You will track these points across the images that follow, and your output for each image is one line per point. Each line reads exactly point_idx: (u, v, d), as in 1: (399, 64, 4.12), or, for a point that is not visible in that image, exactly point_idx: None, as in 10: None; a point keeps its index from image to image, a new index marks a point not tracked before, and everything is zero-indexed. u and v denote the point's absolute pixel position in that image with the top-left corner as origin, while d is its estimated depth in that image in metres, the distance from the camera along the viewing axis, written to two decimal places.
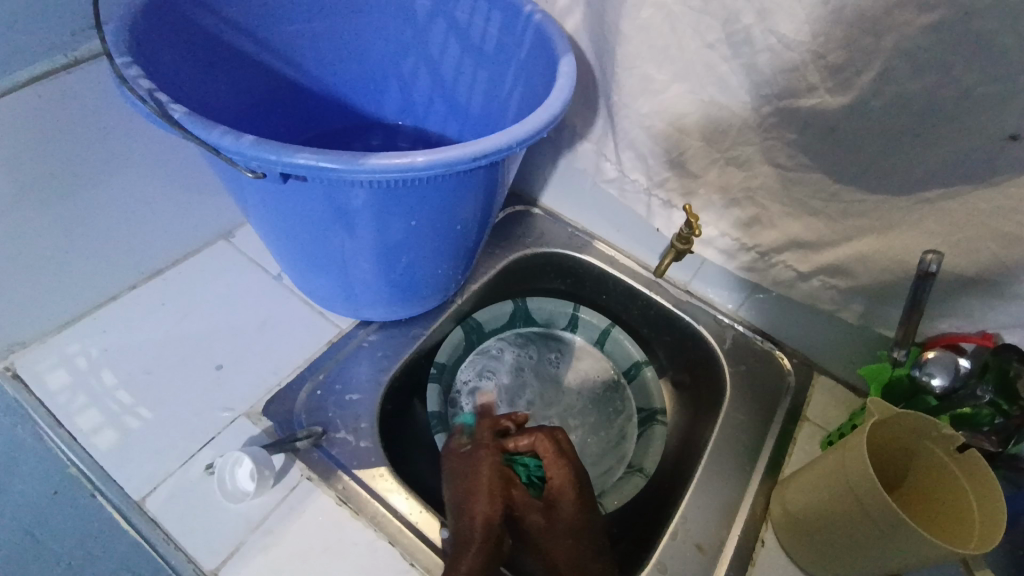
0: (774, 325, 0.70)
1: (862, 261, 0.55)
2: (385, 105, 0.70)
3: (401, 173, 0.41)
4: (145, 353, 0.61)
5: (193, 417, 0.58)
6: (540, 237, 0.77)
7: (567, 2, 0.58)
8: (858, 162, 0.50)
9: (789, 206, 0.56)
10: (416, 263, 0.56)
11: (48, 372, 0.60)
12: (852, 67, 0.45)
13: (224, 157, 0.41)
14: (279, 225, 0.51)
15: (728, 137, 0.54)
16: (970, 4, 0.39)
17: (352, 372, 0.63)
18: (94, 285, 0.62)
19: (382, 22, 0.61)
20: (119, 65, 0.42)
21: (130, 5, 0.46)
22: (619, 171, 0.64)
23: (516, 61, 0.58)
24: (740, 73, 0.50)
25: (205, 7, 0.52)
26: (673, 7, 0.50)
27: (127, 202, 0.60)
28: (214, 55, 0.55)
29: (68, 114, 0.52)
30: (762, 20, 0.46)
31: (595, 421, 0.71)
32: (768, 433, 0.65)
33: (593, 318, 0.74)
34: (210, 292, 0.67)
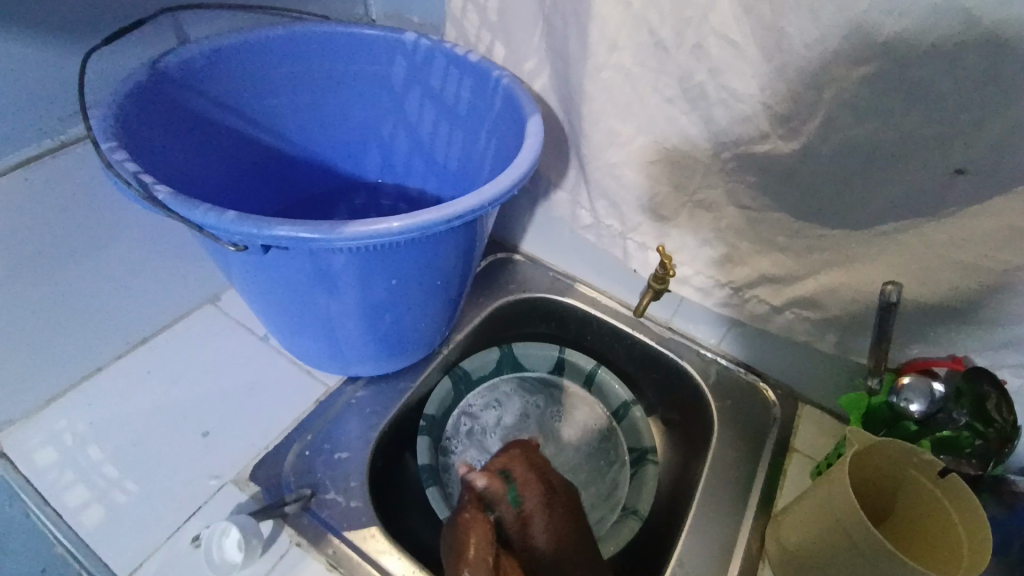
0: (758, 357, 0.71)
1: (831, 293, 0.57)
2: (367, 166, 0.73)
3: (380, 238, 0.43)
4: (132, 424, 0.61)
5: (180, 487, 0.57)
6: (524, 284, 0.78)
7: (534, 64, 0.62)
8: (817, 201, 0.53)
9: (757, 244, 0.59)
10: (401, 319, 0.57)
11: (33, 449, 0.59)
12: (799, 116, 0.48)
13: (207, 234, 0.42)
14: (264, 291, 0.52)
15: (693, 183, 0.57)
16: (901, 56, 0.42)
17: (342, 431, 0.62)
18: (80, 359, 0.62)
19: (361, 91, 0.65)
20: (106, 151, 0.44)
21: (117, 92, 0.49)
22: (594, 218, 0.67)
23: (488, 121, 0.62)
24: (699, 123, 0.53)
25: (191, 89, 0.55)
26: (631, 67, 0.53)
27: (114, 274, 0.61)
28: (198, 132, 0.57)
29: (56, 193, 0.53)
30: (714, 76, 0.50)
31: (588, 475, 0.71)
32: (759, 467, 0.65)
33: (578, 359, 0.75)
34: (198, 357, 0.67)
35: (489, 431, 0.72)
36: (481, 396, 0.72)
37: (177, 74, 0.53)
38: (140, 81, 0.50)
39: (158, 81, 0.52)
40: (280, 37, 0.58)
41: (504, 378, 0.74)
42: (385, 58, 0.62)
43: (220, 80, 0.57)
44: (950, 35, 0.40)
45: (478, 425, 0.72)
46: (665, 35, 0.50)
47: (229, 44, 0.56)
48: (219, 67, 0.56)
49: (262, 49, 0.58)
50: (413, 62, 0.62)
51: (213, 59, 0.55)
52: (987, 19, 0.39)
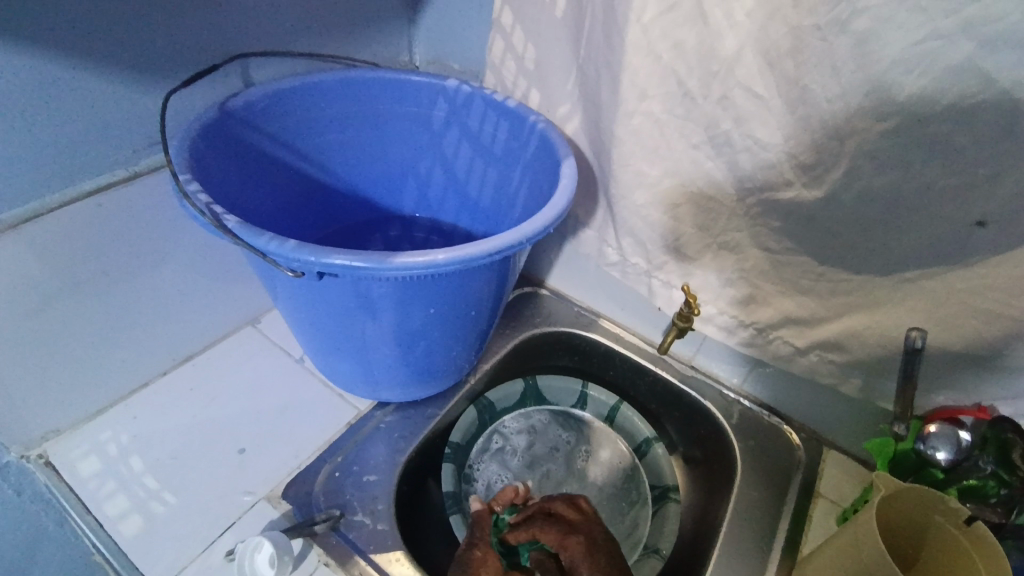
0: (781, 399, 0.72)
1: (855, 336, 0.58)
2: (404, 200, 0.77)
3: (424, 269, 0.46)
4: (173, 438, 0.64)
5: (214, 501, 0.59)
6: (549, 317, 0.81)
7: (567, 109, 0.66)
8: (840, 246, 0.54)
9: (781, 286, 0.60)
10: (434, 346, 0.59)
11: (80, 458, 0.62)
12: (822, 165, 0.51)
13: (268, 259, 0.45)
14: (310, 314, 0.55)
15: (718, 225, 0.60)
16: (920, 113, 0.44)
17: (370, 454, 0.64)
18: (128, 373, 0.66)
19: (404, 130, 0.69)
20: (181, 181, 0.48)
21: (191, 128, 0.53)
22: (620, 256, 0.69)
23: (522, 161, 0.65)
24: (724, 169, 0.56)
25: (252, 126, 0.59)
26: (661, 115, 0.56)
27: (167, 294, 0.65)
28: (257, 165, 0.62)
29: (124, 218, 0.58)
30: (739, 126, 0.53)
31: (607, 516, 0.70)
32: (782, 510, 0.65)
33: (601, 394, 0.77)
34: (237, 376, 0.70)
35: (520, 454, 0.73)
36: (509, 425, 0.74)
37: (242, 113, 0.58)
38: (210, 119, 0.55)
39: (225, 119, 0.56)
40: (334, 81, 0.63)
41: (522, 412, 0.75)
42: (428, 101, 0.66)
43: (279, 119, 0.62)
44: (968, 94, 0.42)
45: (509, 447, 0.74)
46: (693, 87, 0.53)
47: (288, 87, 0.61)
48: (280, 107, 0.61)
49: (318, 92, 0.63)
50: (455, 105, 0.66)
51: (275, 100, 0.60)
52: (1003, 80, 0.41)
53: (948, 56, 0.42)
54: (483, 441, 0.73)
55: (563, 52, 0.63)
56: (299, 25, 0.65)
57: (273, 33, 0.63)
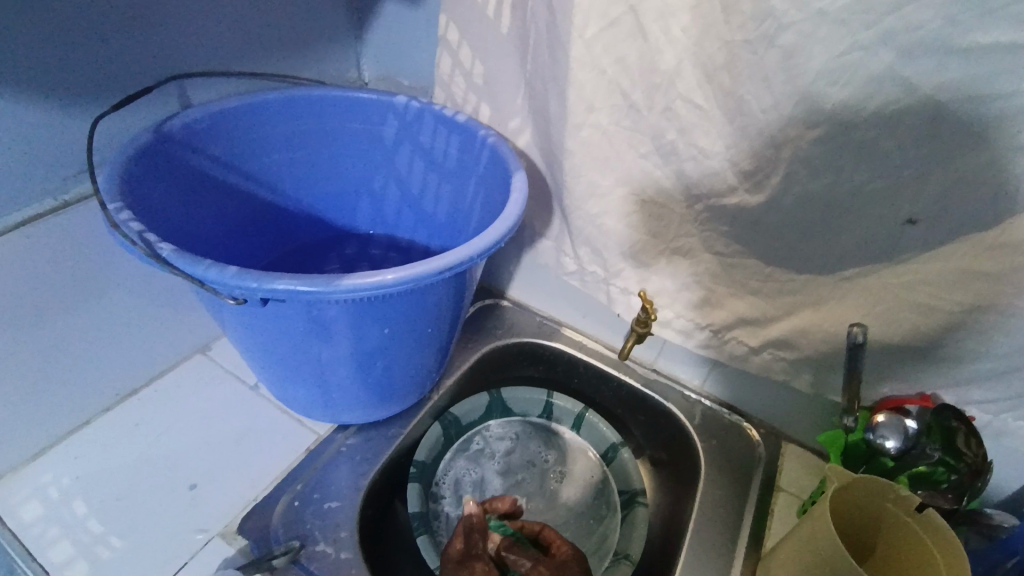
0: (740, 398, 0.73)
1: (804, 334, 0.60)
2: (358, 217, 0.75)
3: (373, 290, 0.45)
4: (119, 476, 0.60)
5: (166, 541, 0.56)
6: (511, 328, 0.81)
7: (517, 122, 0.66)
8: (785, 248, 0.56)
9: (732, 288, 0.62)
10: (392, 365, 0.58)
11: (20, 504, 0.58)
12: (762, 171, 0.52)
13: (208, 288, 0.44)
14: (259, 340, 0.54)
15: (670, 231, 0.61)
16: (848, 119, 0.46)
17: (331, 479, 0.62)
18: (69, 411, 0.62)
19: (353, 147, 0.68)
20: (112, 211, 0.46)
21: (124, 154, 0.51)
22: (577, 265, 0.70)
23: (475, 175, 0.65)
24: (672, 177, 0.57)
25: (191, 149, 0.57)
26: (608, 126, 0.57)
27: (109, 326, 0.62)
28: (198, 188, 0.60)
29: (56, 248, 0.54)
30: (683, 134, 0.54)
31: (571, 534, 0.70)
32: (747, 507, 0.66)
33: (566, 403, 0.76)
34: (188, 407, 0.67)
35: (497, 458, 0.74)
36: (485, 435, 0.74)
37: (180, 136, 0.56)
38: (145, 143, 0.53)
39: (161, 143, 0.54)
40: (278, 100, 0.61)
41: (497, 420, 0.75)
42: (377, 118, 0.66)
43: (221, 140, 0.60)
44: (892, 101, 0.44)
45: (489, 450, 0.74)
46: (637, 98, 0.54)
47: (229, 108, 0.59)
48: (221, 128, 0.59)
49: (261, 112, 0.61)
50: (404, 121, 0.66)
51: (214, 121, 0.58)
52: (925, 86, 0.43)
53: (871, 65, 0.44)
54: (463, 442, 0.73)
55: (511, 66, 0.63)
56: (240, 45, 0.64)
57: (212, 54, 0.62)
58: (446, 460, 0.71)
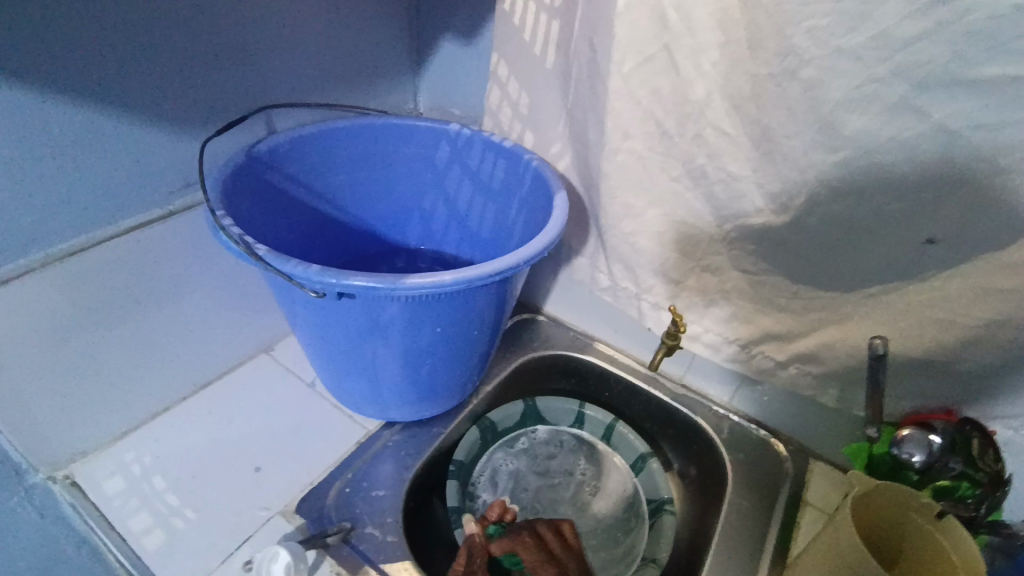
0: (769, 414, 0.75)
1: (829, 348, 0.63)
2: (408, 233, 0.82)
3: (433, 289, 0.51)
4: (193, 457, 0.67)
5: (233, 515, 0.62)
6: (546, 341, 0.85)
7: (558, 148, 0.73)
8: (809, 265, 0.60)
9: (759, 304, 0.66)
10: (439, 364, 0.64)
11: (104, 478, 0.65)
12: (788, 194, 0.56)
13: (294, 282, 0.50)
14: (326, 335, 0.60)
15: (699, 250, 0.66)
16: (867, 146, 0.51)
17: (377, 471, 0.67)
18: (149, 398, 0.69)
19: (410, 169, 0.76)
20: (217, 216, 0.53)
21: (223, 170, 0.59)
22: (611, 281, 0.75)
23: (519, 195, 0.72)
24: (702, 199, 0.62)
25: (274, 169, 0.66)
26: (642, 152, 0.63)
27: (191, 322, 0.70)
28: (277, 202, 0.68)
29: (156, 251, 0.63)
30: (713, 160, 0.59)
31: (598, 542, 0.72)
32: (772, 518, 0.68)
33: (597, 414, 0.79)
34: (251, 399, 0.74)
35: (539, 460, 0.78)
36: (528, 438, 0.78)
37: (266, 157, 0.64)
38: (240, 162, 0.61)
39: (251, 162, 0.63)
40: (348, 128, 0.70)
41: (544, 426, 0.79)
42: (432, 143, 0.73)
43: (298, 161, 0.68)
44: (907, 129, 0.49)
45: (532, 452, 0.78)
46: (670, 126, 0.60)
47: (307, 133, 0.67)
48: (299, 151, 0.67)
49: (333, 137, 0.69)
50: (457, 147, 0.73)
51: (295, 145, 0.66)
52: (936, 115, 0.47)
53: (886, 96, 0.48)
54: (512, 438, 0.78)
55: (554, 98, 0.70)
56: (316, 80, 0.73)
57: (294, 87, 0.71)
58: (484, 459, 0.75)
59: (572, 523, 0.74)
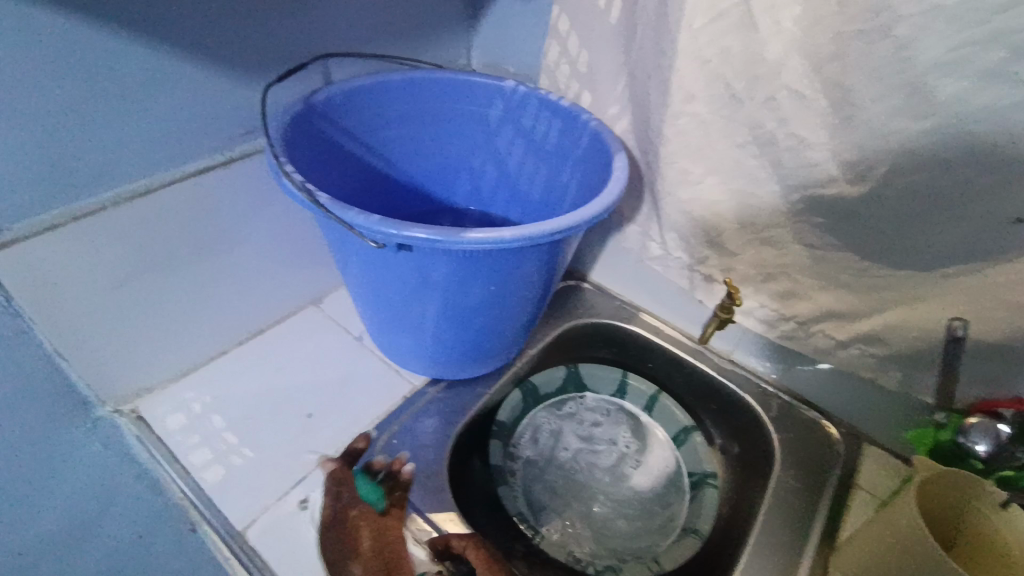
0: (819, 395, 0.73)
1: (895, 330, 0.60)
2: (457, 194, 0.82)
3: (492, 245, 0.50)
4: (248, 400, 0.69)
5: (287, 457, 0.65)
6: (590, 308, 0.84)
7: (616, 110, 0.70)
8: (880, 240, 0.57)
9: (821, 280, 0.63)
10: (487, 324, 0.64)
11: (168, 414, 0.68)
12: (866, 162, 0.53)
13: (355, 231, 0.50)
14: (379, 289, 0.60)
15: (760, 222, 0.62)
16: (961, 114, 0.47)
17: (422, 425, 0.69)
18: (206, 342, 0.72)
19: (462, 127, 0.75)
20: (280, 164, 0.54)
21: (283, 119, 0.59)
22: (663, 250, 0.73)
23: (574, 157, 0.70)
24: (768, 167, 0.59)
25: (330, 121, 0.65)
26: (706, 115, 0.59)
27: (247, 270, 0.71)
28: (334, 155, 0.68)
29: (220, 197, 0.64)
30: (784, 125, 0.55)
31: (634, 513, 0.71)
32: (820, 498, 0.66)
33: (640, 383, 0.79)
34: (301, 349, 0.76)
35: (583, 425, 0.78)
36: (574, 403, 0.79)
37: (323, 108, 0.64)
38: (299, 111, 0.61)
39: (310, 112, 0.62)
40: (403, 81, 0.68)
41: (596, 395, 0.80)
42: (486, 100, 0.72)
43: (355, 114, 0.67)
44: (1007, 96, 0.45)
45: (579, 416, 0.78)
46: (739, 89, 0.56)
47: (363, 85, 0.66)
48: (356, 104, 0.67)
49: (389, 90, 0.68)
50: (511, 105, 0.71)
51: (351, 97, 0.66)
52: None
53: (985, 61, 0.44)
54: (558, 402, 0.78)
55: (615, 56, 0.67)
56: (373, 33, 0.72)
57: (352, 40, 0.70)
58: (526, 421, 0.76)
59: (610, 490, 0.73)
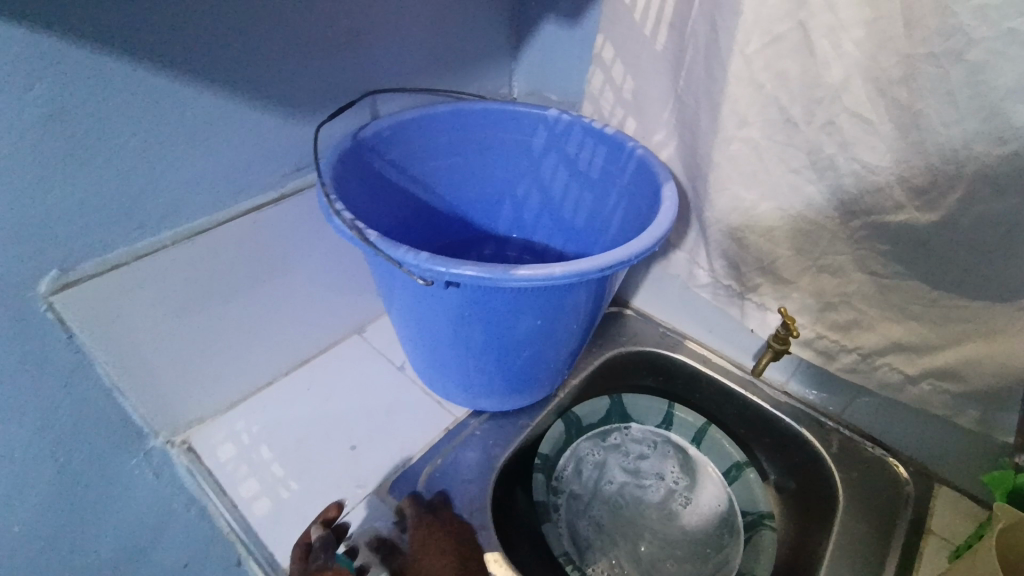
0: (884, 431, 0.69)
1: (972, 365, 0.56)
2: (499, 221, 0.81)
3: (543, 282, 0.49)
4: (295, 431, 0.70)
5: (333, 490, 0.65)
6: (635, 336, 0.82)
7: (662, 136, 0.69)
8: (954, 270, 0.53)
9: (887, 311, 0.59)
10: (534, 356, 0.62)
11: (218, 444, 0.69)
12: (938, 188, 0.49)
13: (405, 269, 0.50)
14: (426, 322, 0.60)
15: (818, 249, 0.60)
16: None
17: (466, 458, 0.68)
18: (255, 372, 0.73)
19: (505, 156, 0.75)
20: (331, 201, 0.54)
21: (333, 155, 0.60)
22: (712, 277, 0.70)
23: (619, 185, 0.69)
24: (826, 192, 0.56)
25: (378, 154, 0.66)
26: (760, 141, 0.57)
27: (295, 302, 0.72)
28: (381, 187, 0.68)
29: (271, 231, 0.65)
30: (845, 150, 0.53)
31: (684, 555, 0.68)
32: (890, 546, 0.62)
33: (688, 416, 0.76)
34: (346, 379, 0.76)
35: (629, 459, 0.75)
36: (620, 434, 0.76)
37: (371, 142, 0.64)
38: (348, 147, 0.62)
39: (358, 147, 0.63)
40: (448, 113, 0.69)
41: (642, 426, 0.77)
42: (529, 130, 0.72)
43: (401, 147, 0.68)
44: None
45: (624, 449, 0.76)
46: (795, 114, 0.54)
47: (409, 118, 0.67)
48: (402, 137, 0.67)
49: (434, 123, 0.69)
50: (554, 133, 0.71)
51: (397, 130, 0.66)
52: None
53: None
54: (602, 433, 0.76)
55: (663, 82, 0.66)
56: (418, 66, 0.73)
57: (399, 74, 0.71)
58: (569, 452, 0.74)
59: (658, 529, 0.70)
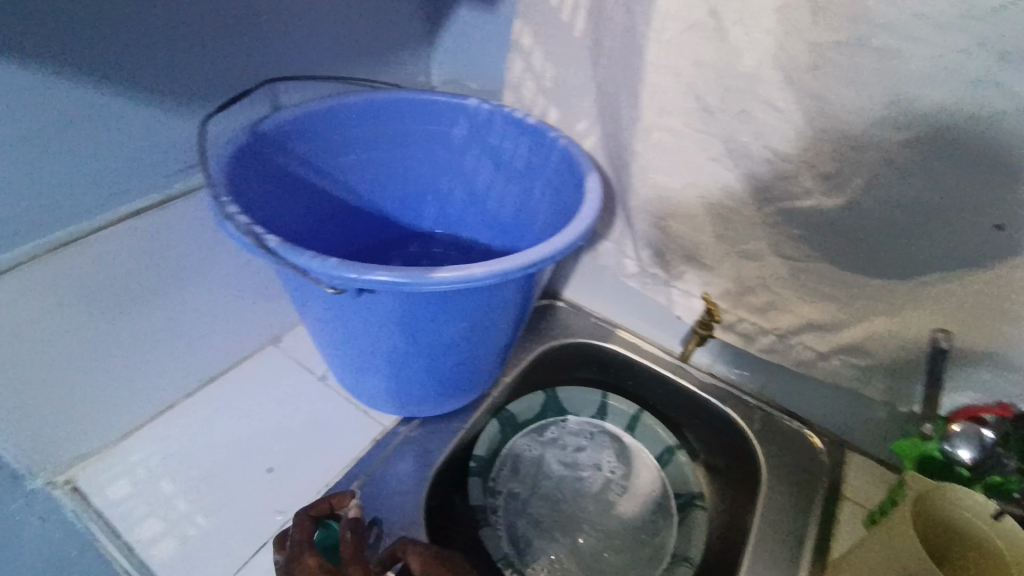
0: (801, 404, 0.73)
1: (882, 341, 0.60)
2: (422, 217, 0.77)
3: (463, 284, 0.46)
4: (202, 457, 0.64)
5: (249, 519, 0.59)
6: (567, 328, 0.81)
7: (584, 125, 0.68)
8: (860, 250, 0.55)
9: (802, 292, 0.61)
10: (463, 359, 0.60)
11: (109, 482, 0.61)
12: (843, 174, 0.51)
13: (310, 276, 0.46)
14: (343, 330, 0.56)
15: (736, 235, 0.60)
16: (940, 124, 0.46)
17: (396, 469, 0.64)
18: (151, 396, 0.65)
19: (424, 149, 0.71)
20: (223, 205, 0.49)
21: (226, 151, 0.54)
22: (638, 267, 0.70)
23: (543, 176, 0.67)
24: (742, 179, 0.57)
25: (281, 149, 0.60)
26: (679, 129, 0.57)
27: (195, 315, 0.65)
28: (287, 185, 0.63)
29: (158, 239, 0.58)
30: (758, 138, 0.53)
31: (621, 544, 0.69)
32: (812, 516, 0.65)
33: (621, 404, 0.76)
34: (261, 395, 0.70)
35: (567, 452, 0.75)
36: (557, 428, 0.76)
37: (272, 136, 0.59)
38: (245, 141, 0.56)
39: (256, 142, 0.57)
40: (359, 103, 0.64)
41: (578, 418, 0.76)
42: (448, 120, 0.68)
43: (308, 141, 0.62)
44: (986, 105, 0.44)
45: (561, 442, 0.75)
46: (711, 101, 0.54)
47: (315, 109, 0.61)
48: (308, 130, 0.62)
49: (343, 114, 0.64)
50: (474, 124, 0.68)
51: (302, 122, 0.61)
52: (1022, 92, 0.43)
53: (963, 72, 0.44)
54: (539, 428, 0.75)
55: (583, 70, 0.65)
56: (324, 51, 0.67)
57: (303, 61, 0.65)
58: (507, 449, 0.73)
59: (596, 520, 0.70)
